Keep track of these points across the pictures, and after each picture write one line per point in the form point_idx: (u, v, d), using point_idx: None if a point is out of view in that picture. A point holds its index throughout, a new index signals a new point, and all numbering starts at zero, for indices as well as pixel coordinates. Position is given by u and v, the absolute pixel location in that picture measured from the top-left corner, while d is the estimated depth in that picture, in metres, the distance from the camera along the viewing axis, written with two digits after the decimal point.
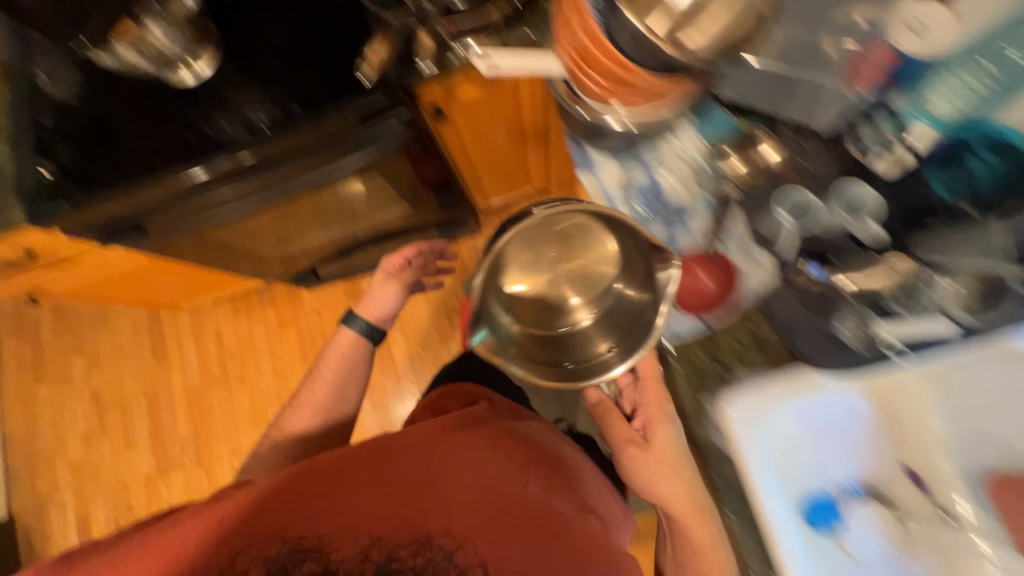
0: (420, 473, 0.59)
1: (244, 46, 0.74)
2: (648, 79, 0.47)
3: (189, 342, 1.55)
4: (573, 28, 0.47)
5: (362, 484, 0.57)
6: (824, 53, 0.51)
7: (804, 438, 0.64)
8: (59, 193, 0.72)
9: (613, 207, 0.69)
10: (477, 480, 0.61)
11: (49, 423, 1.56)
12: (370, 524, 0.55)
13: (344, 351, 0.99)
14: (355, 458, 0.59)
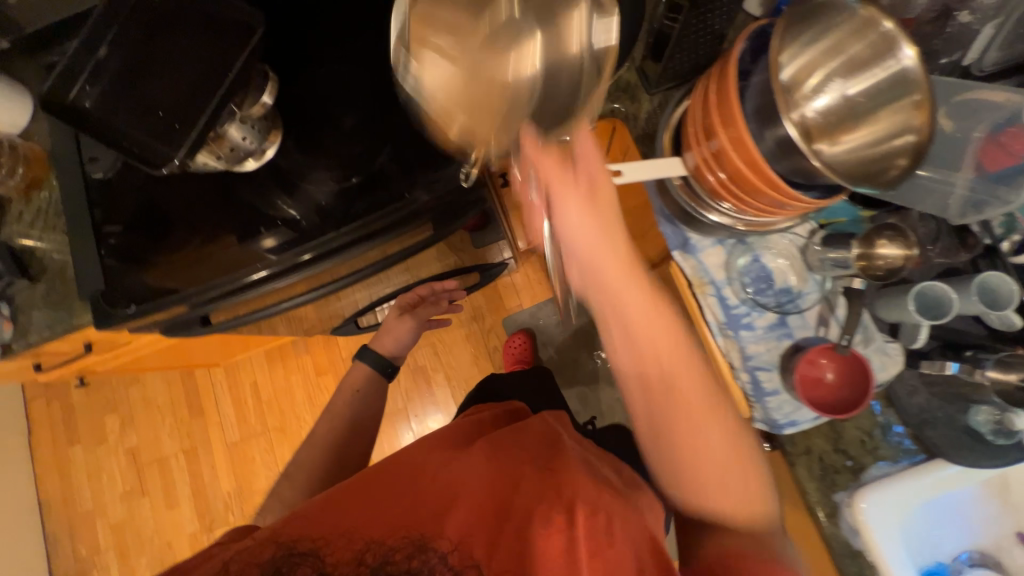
0: (424, 478, 0.58)
1: (311, 130, 0.72)
2: (793, 195, 0.44)
3: (225, 394, 1.53)
4: (715, 137, 0.46)
5: (364, 498, 0.55)
6: (966, 140, 0.62)
7: (934, 528, 0.63)
8: (128, 294, 0.69)
9: (718, 292, 0.64)
10: (480, 473, 0.58)
11: (86, 485, 1.53)
12: (369, 526, 0.51)
13: (360, 389, 0.97)
14: (357, 483, 0.58)
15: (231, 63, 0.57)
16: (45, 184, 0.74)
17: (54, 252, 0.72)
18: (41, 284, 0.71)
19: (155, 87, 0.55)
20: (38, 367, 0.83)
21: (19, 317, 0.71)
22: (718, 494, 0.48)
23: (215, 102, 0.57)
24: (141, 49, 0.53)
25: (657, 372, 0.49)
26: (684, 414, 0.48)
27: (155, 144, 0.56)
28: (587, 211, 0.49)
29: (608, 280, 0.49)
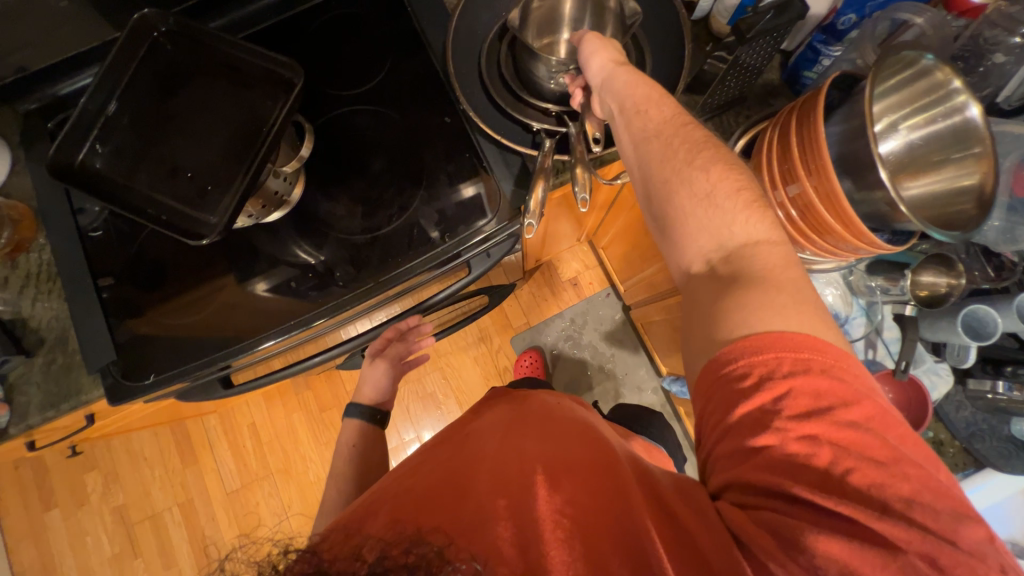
0: (408, 475, 0.51)
1: (339, 170, 0.68)
2: (867, 238, 0.51)
3: (221, 440, 1.45)
4: (796, 183, 0.51)
5: (353, 523, 0.46)
6: (1004, 169, 0.66)
7: None
8: (142, 362, 0.63)
9: None
10: (459, 448, 0.54)
11: (68, 553, 1.40)
12: (363, 535, 0.42)
13: (356, 442, 0.89)
14: (341, 518, 0.49)
15: (270, 125, 0.53)
16: (32, 246, 0.67)
17: (51, 322, 0.65)
18: (40, 358, 0.65)
19: (182, 152, 0.53)
20: (29, 448, 0.75)
21: (15, 396, 0.64)
22: (726, 229, 0.45)
23: (256, 164, 0.52)
24: (171, 121, 0.54)
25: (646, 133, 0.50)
26: (673, 143, 0.49)
27: (186, 213, 0.52)
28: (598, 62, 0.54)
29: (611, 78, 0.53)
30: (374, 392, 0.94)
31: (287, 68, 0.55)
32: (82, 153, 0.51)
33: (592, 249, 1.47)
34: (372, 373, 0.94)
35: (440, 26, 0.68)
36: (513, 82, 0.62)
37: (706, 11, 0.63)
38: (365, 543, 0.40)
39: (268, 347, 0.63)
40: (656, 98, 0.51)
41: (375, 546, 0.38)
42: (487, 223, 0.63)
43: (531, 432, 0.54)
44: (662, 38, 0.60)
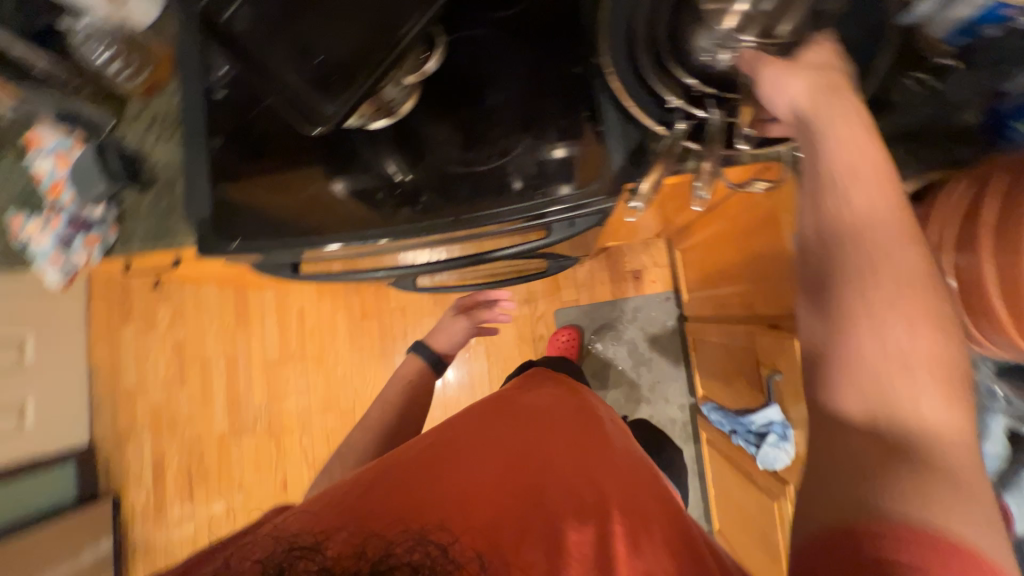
0: (417, 466, 0.58)
1: (453, 94, 0.66)
2: None
3: (272, 314, 1.57)
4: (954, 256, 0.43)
5: (357, 499, 0.53)
6: None
7: None
8: (230, 226, 0.67)
9: None
10: (470, 448, 0.61)
11: (133, 364, 1.63)
12: (370, 522, 0.48)
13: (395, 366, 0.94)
14: (352, 483, 0.57)
15: (403, 36, 0.50)
16: (165, 89, 0.71)
17: (166, 164, 0.70)
18: (150, 195, 0.70)
19: (311, 34, 0.52)
20: (124, 269, 0.84)
21: (126, 221, 0.70)
22: (901, 374, 0.35)
23: (380, 71, 0.51)
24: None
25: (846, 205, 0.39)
26: (880, 243, 0.38)
27: (309, 105, 0.52)
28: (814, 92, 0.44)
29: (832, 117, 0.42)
30: (449, 343, 1.20)
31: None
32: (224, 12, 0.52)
33: (667, 247, 1.39)
34: (452, 328, 1.20)
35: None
36: (665, 42, 0.52)
37: (919, 19, 0.52)
38: (374, 535, 0.46)
39: (330, 251, 0.63)
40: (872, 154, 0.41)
41: (383, 542, 0.45)
42: (582, 192, 0.59)
43: (545, 455, 0.61)
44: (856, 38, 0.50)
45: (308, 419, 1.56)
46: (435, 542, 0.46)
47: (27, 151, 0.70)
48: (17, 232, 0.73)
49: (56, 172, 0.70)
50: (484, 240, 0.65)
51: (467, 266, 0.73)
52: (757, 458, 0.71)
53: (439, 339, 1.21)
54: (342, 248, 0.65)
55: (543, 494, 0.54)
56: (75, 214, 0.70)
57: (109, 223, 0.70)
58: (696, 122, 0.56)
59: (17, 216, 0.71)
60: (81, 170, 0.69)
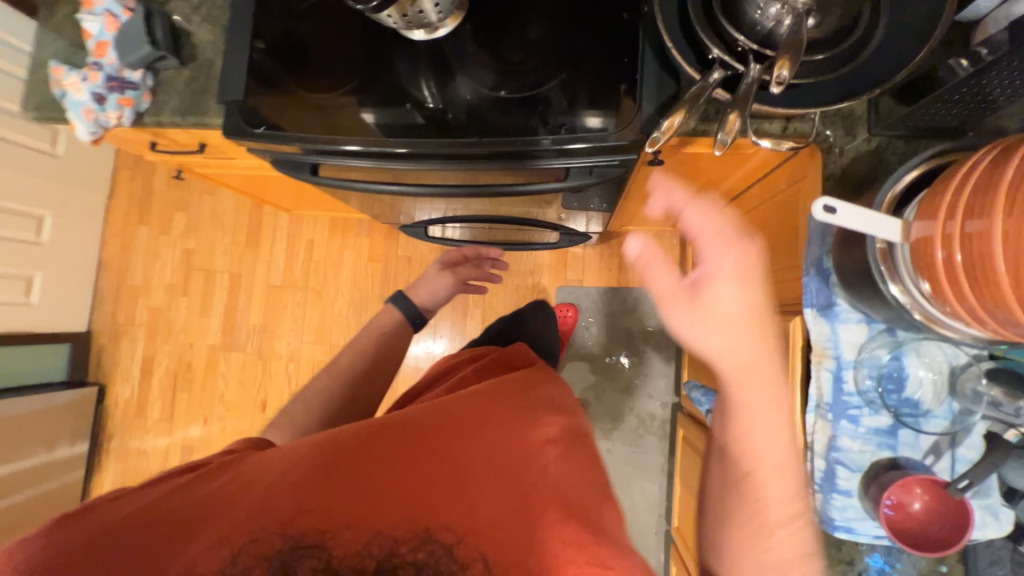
0: (408, 441, 0.54)
1: (495, 19, 0.65)
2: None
3: (282, 240, 1.59)
4: None
5: (346, 477, 0.50)
6: None
7: None
8: (261, 112, 0.68)
9: (834, 367, 0.53)
10: (463, 426, 0.56)
11: (142, 263, 1.67)
12: (370, 516, 0.47)
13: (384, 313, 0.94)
14: (335, 451, 0.53)
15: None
16: None
17: (208, 43, 0.71)
18: (188, 70, 0.71)
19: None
20: (151, 148, 0.86)
21: (160, 93, 0.71)
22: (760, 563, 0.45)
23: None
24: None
25: (746, 448, 0.47)
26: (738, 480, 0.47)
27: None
28: (709, 324, 0.45)
29: (731, 365, 0.45)
30: (430, 296, 1.12)
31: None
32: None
33: (681, 244, 1.38)
34: (436, 280, 1.12)
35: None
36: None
37: (979, 15, 0.50)
38: (378, 533, 0.46)
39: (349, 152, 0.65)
40: (753, 387, 0.46)
41: (386, 540, 0.46)
42: (608, 134, 0.60)
43: (543, 441, 0.57)
44: (908, 20, 0.49)
45: (297, 349, 1.58)
46: (438, 543, 0.46)
47: (82, 11, 0.73)
48: (55, 84, 0.72)
49: (104, 33, 0.72)
50: (499, 171, 0.66)
51: (475, 196, 0.75)
52: None
53: (419, 290, 1.12)
54: (358, 152, 0.67)
55: (543, 488, 0.51)
56: (112, 74, 0.69)
57: (143, 88, 0.70)
58: (732, 79, 0.55)
59: (59, 68, 0.72)
60: (124, 32, 0.68)
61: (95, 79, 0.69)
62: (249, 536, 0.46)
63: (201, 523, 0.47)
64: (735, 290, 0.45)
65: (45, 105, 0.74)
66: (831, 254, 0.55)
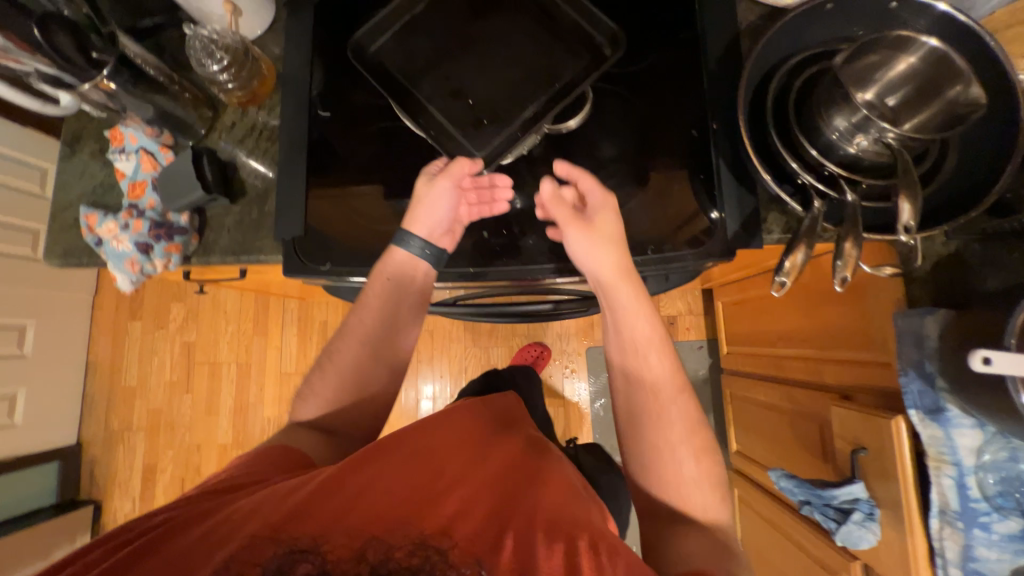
0: (390, 457, 0.52)
1: (564, 139, 0.65)
2: None
3: (292, 324, 1.52)
4: None
5: (332, 490, 0.47)
6: None
7: None
8: (323, 248, 0.65)
9: (955, 474, 0.55)
10: (451, 449, 0.57)
11: (136, 361, 1.55)
12: (367, 521, 0.45)
13: None
14: (312, 478, 0.49)
15: (574, 74, 0.60)
16: (264, 102, 0.70)
17: (258, 179, 0.69)
18: (237, 208, 0.68)
19: (469, 68, 0.62)
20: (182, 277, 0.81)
21: (207, 232, 0.67)
22: (660, 419, 0.57)
23: (561, 97, 0.60)
24: (477, 47, 0.62)
25: (637, 353, 0.60)
26: (641, 394, 0.58)
27: (490, 126, 0.60)
28: (599, 242, 0.58)
29: (609, 277, 0.59)
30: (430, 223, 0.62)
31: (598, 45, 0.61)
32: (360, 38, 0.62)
33: (702, 296, 1.41)
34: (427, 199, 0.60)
35: (718, 49, 0.65)
36: (795, 127, 0.56)
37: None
38: (374, 537, 0.43)
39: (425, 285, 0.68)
40: (633, 342, 0.60)
41: (383, 546, 0.43)
42: (690, 253, 0.61)
43: (524, 461, 0.58)
44: (982, 145, 0.51)
45: None
46: (436, 546, 0.43)
47: (112, 151, 0.68)
48: (87, 230, 0.67)
49: (139, 172, 0.68)
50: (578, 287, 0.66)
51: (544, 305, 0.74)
52: (837, 538, 0.65)
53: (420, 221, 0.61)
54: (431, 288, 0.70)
55: (535, 501, 0.50)
56: (157, 220, 0.65)
57: (191, 232, 0.66)
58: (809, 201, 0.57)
59: (90, 214, 0.66)
60: (169, 176, 0.64)
61: (139, 227, 0.64)
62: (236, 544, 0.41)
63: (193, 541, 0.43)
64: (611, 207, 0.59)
65: (73, 251, 0.69)
66: (935, 360, 0.56)
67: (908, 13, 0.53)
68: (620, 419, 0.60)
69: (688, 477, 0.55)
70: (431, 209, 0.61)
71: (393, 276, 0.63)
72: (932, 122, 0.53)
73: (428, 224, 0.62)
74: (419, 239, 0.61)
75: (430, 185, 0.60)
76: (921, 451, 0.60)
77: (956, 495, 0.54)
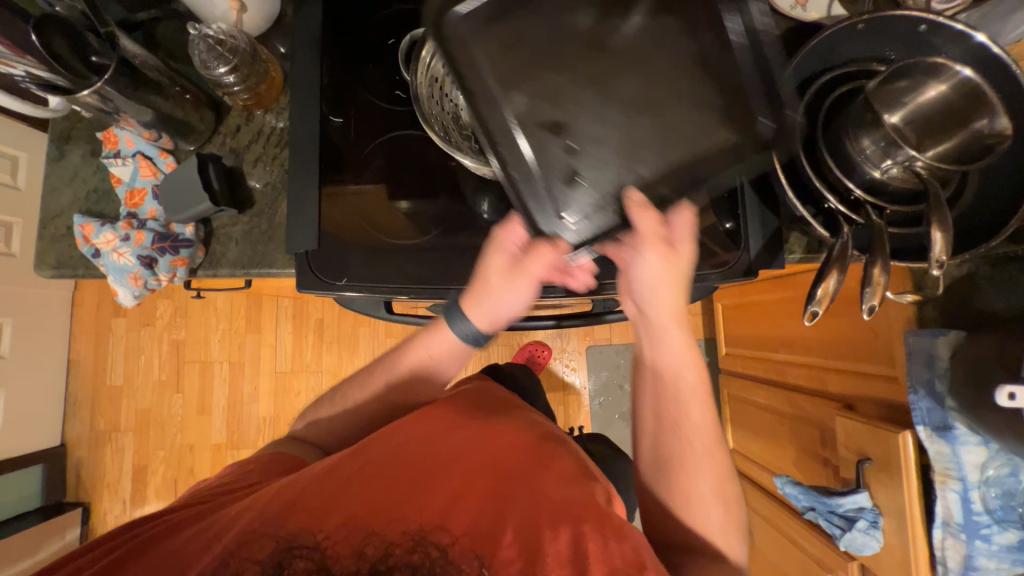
0: (392, 449, 0.51)
1: None
2: None
3: (286, 323, 1.48)
4: None
5: (333, 486, 0.46)
6: None
7: None
8: (337, 261, 0.63)
9: (960, 488, 0.58)
10: (446, 429, 0.55)
11: (122, 361, 1.50)
12: (362, 516, 0.43)
13: None
14: (308, 474, 0.49)
15: (707, 161, 0.51)
16: (271, 106, 0.67)
17: (267, 188, 0.65)
18: (245, 218, 0.65)
19: (587, 109, 0.51)
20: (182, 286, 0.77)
21: (214, 244, 0.65)
22: (693, 456, 0.56)
23: (685, 188, 0.51)
24: (604, 85, 0.51)
25: (678, 381, 0.58)
26: (675, 422, 0.58)
27: (585, 186, 0.51)
28: (668, 274, 0.54)
29: (666, 314, 0.56)
30: (501, 313, 0.63)
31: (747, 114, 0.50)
32: (459, 43, 0.48)
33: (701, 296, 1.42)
34: (497, 295, 0.61)
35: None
36: (824, 147, 0.56)
37: None
38: (372, 531, 0.42)
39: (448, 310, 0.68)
40: (681, 373, 0.58)
41: (382, 540, 0.42)
42: (714, 273, 0.61)
43: (526, 438, 0.55)
44: (1004, 176, 0.52)
45: None
46: (435, 544, 0.42)
47: (107, 155, 0.64)
48: (81, 241, 0.63)
49: (138, 179, 0.64)
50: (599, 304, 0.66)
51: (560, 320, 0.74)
52: (841, 544, 0.68)
53: (489, 313, 0.63)
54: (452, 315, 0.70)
55: (535, 485, 0.48)
56: (161, 232, 0.62)
57: (197, 244, 0.63)
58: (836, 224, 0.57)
59: (86, 224, 0.62)
60: (167, 184, 0.61)
61: (141, 238, 0.63)
62: (232, 539, 0.42)
63: (195, 539, 0.43)
64: (688, 227, 0.53)
65: (66, 262, 0.65)
66: (945, 379, 0.58)
67: (941, 40, 0.53)
68: (646, 464, 0.59)
69: (715, 526, 0.54)
70: (491, 300, 0.62)
71: (435, 354, 0.67)
72: (954, 152, 0.54)
73: (485, 314, 0.63)
74: (472, 326, 0.63)
75: (496, 283, 0.60)
76: (924, 464, 0.63)
77: (961, 507, 0.57)
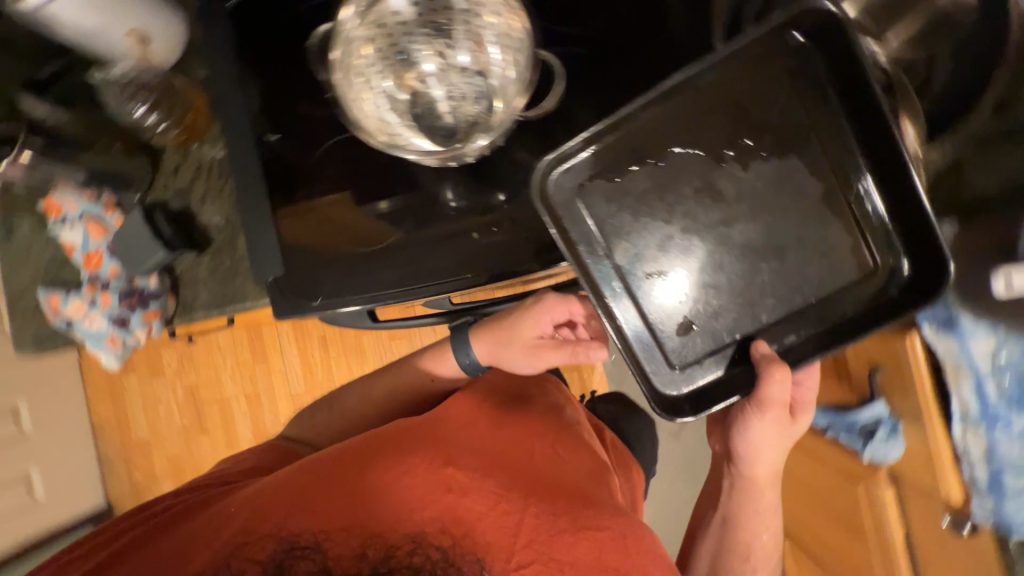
0: (396, 439, 0.50)
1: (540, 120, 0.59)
2: None
3: (290, 348, 1.48)
4: None
5: (332, 481, 0.45)
6: None
7: None
8: (309, 283, 0.60)
9: (974, 381, 0.55)
10: (459, 421, 0.54)
11: (143, 415, 1.52)
12: (362, 517, 0.42)
13: None
14: (304, 469, 0.47)
15: (838, 307, 0.49)
16: (205, 137, 0.64)
17: (220, 223, 0.63)
18: (207, 258, 0.64)
19: (702, 259, 0.51)
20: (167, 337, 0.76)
21: (182, 290, 0.64)
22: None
23: (816, 335, 0.50)
24: (721, 233, 0.50)
25: (757, 520, 0.58)
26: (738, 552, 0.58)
27: (701, 334, 0.52)
28: (776, 443, 0.54)
29: (765, 477, 0.57)
30: (509, 359, 0.63)
31: (876, 255, 0.49)
32: (562, 207, 0.53)
33: None
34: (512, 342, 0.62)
35: None
36: None
37: None
38: (375, 533, 0.41)
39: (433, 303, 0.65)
40: (758, 513, 0.58)
41: (383, 541, 0.40)
42: None
43: (535, 432, 0.54)
44: (982, 53, 0.48)
45: None
46: (438, 544, 0.41)
47: (53, 222, 0.63)
48: (53, 313, 0.64)
49: (89, 241, 0.63)
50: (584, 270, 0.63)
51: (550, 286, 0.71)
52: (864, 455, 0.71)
53: (497, 355, 0.63)
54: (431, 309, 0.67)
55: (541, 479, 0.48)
56: (126, 289, 0.65)
57: (165, 293, 0.64)
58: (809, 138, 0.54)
59: (52, 295, 0.64)
60: (122, 241, 0.61)
61: (108, 299, 0.65)
62: (235, 533, 0.42)
63: (197, 532, 0.44)
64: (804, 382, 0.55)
65: (46, 336, 0.65)
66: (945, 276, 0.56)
67: None
68: None
69: None
70: (499, 338, 0.62)
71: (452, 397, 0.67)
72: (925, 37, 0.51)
73: (489, 351, 0.63)
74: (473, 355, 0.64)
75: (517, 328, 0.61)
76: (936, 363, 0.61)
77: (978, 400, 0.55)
